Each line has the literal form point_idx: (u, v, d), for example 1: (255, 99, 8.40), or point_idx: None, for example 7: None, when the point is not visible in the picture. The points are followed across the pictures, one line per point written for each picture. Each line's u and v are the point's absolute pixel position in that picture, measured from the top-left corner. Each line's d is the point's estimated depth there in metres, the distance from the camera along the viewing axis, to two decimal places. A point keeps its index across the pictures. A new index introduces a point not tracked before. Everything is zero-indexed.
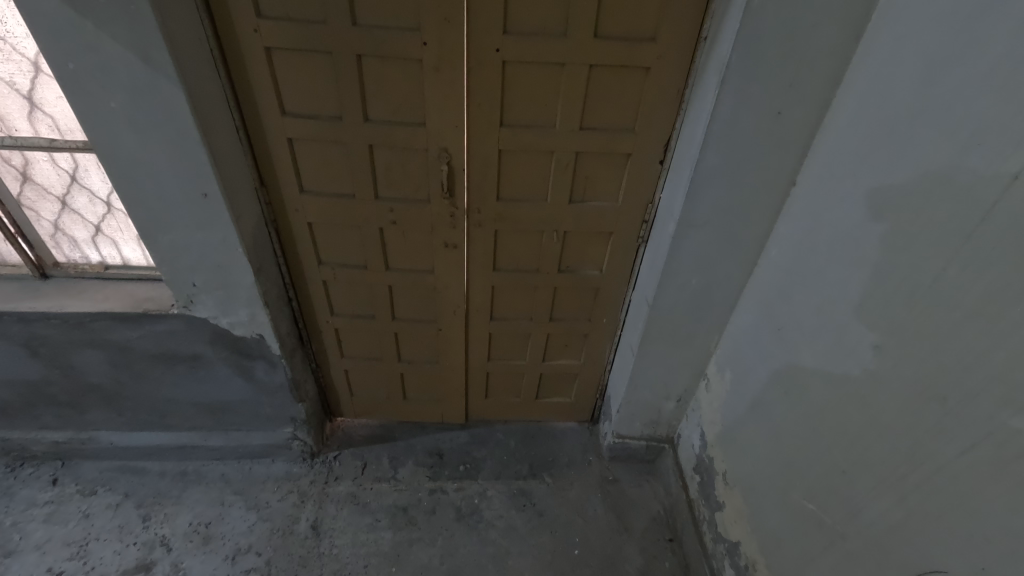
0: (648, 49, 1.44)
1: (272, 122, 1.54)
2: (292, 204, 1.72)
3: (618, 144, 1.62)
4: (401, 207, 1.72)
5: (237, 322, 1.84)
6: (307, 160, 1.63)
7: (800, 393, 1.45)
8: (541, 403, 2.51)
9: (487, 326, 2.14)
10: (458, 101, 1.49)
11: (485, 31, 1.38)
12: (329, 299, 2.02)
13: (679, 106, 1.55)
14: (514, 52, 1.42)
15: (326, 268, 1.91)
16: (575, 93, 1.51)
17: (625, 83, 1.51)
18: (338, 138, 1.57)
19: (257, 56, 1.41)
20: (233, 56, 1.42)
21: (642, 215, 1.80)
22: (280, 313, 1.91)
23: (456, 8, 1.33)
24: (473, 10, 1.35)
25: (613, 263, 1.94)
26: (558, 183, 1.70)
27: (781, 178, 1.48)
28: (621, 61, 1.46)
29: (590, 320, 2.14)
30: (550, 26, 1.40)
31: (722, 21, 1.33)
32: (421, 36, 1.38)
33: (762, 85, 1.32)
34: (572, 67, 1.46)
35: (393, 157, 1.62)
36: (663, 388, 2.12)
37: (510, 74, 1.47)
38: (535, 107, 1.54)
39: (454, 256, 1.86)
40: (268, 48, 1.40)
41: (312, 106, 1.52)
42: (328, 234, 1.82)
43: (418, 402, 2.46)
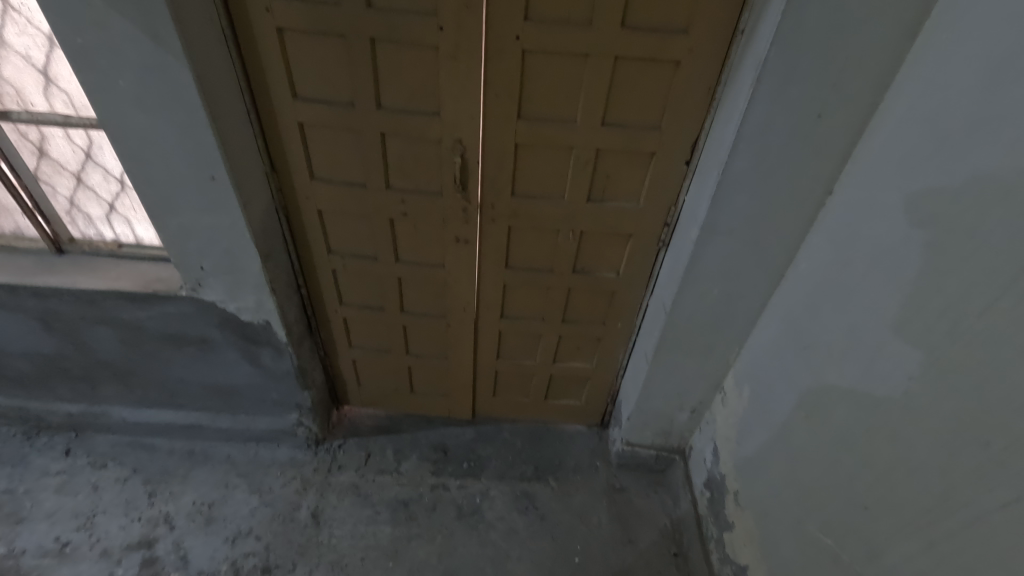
0: (679, 41, 1.34)
1: (283, 106, 1.49)
2: (303, 191, 1.69)
3: (642, 143, 1.53)
4: (412, 199, 1.67)
5: (245, 308, 1.82)
6: (319, 146, 1.59)
7: (823, 418, 1.36)
8: (550, 405, 2.45)
9: (497, 324, 2.09)
10: (475, 92, 1.42)
11: (505, 17, 1.30)
12: (338, 288, 1.99)
13: (709, 106, 1.45)
14: (534, 41, 1.34)
15: (336, 257, 1.88)
16: (597, 87, 1.42)
17: (653, 78, 1.42)
18: (350, 125, 1.52)
19: (269, 37, 1.37)
20: (244, 36, 1.37)
21: (664, 219, 1.71)
22: (288, 300, 1.89)
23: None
24: None
25: (630, 267, 1.86)
26: (576, 181, 1.62)
27: (817, 187, 1.37)
28: (649, 54, 1.37)
29: (605, 324, 2.07)
30: (576, 13, 1.31)
31: (761, 13, 1.23)
32: (437, 20, 1.31)
33: (802, 85, 1.21)
34: (595, 59, 1.37)
35: (406, 147, 1.56)
36: (677, 398, 2.04)
37: (530, 64, 1.39)
38: (554, 100, 1.46)
39: (466, 251, 1.80)
40: (280, 28, 1.35)
41: (324, 91, 1.47)
42: (338, 223, 1.78)
43: (426, 396, 2.43)
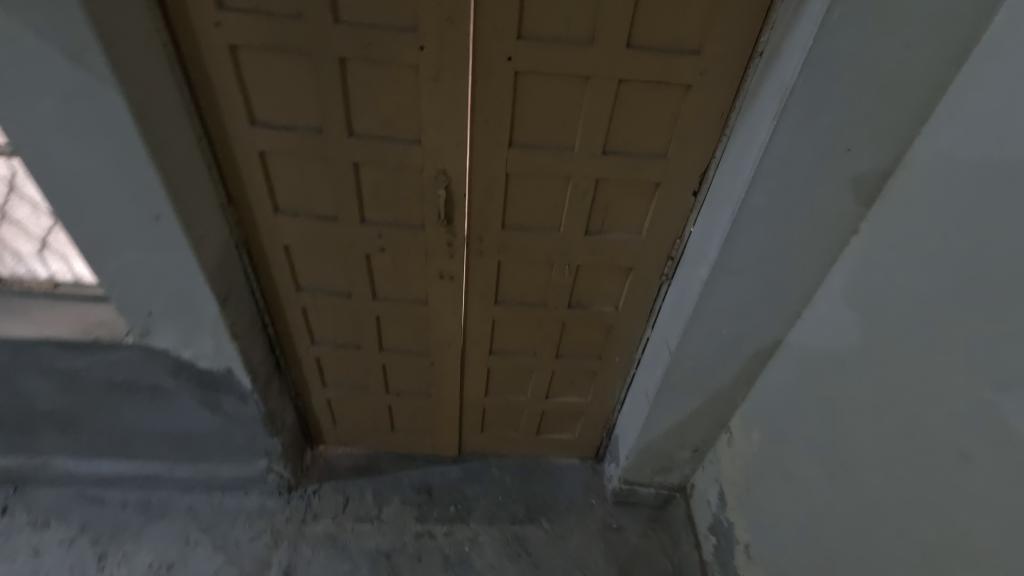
0: (691, 64, 1.20)
1: (240, 132, 1.30)
2: (265, 224, 1.49)
3: (646, 172, 1.38)
4: (390, 233, 1.49)
5: (201, 354, 1.61)
6: (283, 176, 1.40)
7: (850, 481, 1.23)
8: (542, 440, 2.30)
9: (485, 361, 1.92)
10: (461, 118, 1.25)
11: (496, 35, 1.13)
12: (309, 326, 1.80)
13: (722, 133, 1.31)
14: (529, 62, 1.18)
15: (305, 294, 1.68)
16: (598, 113, 1.27)
17: (660, 102, 1.27)
18: (317, 154, 1.33)
19: (220, 55, 1.18)
20: (191, 54, 1.18)
21: (668, 251, 1.57)
22: (251, 343, 1.69)
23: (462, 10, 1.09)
24: (481, 10, 1.10)
25: (630, 301, 1.71)
26: (574, 212, 1.47)
27: (842, 225, 1.24)
28: (656, 77, 1.22)
29: (601, 358, 1.92)
30: (576, 31, 1.15)
31: (785, 35, 1.09)
32: (417, 38, 1.13)
33: (832, 116, 1.08)
34: (597, 82, 1.22)
35: (382, 177, 1.38)
36: (679, 436, 1.90)
37: (523, 88, 1.23)
38: (550, 126, 1.30)
39: (451, 287, 1.63)
40: (233, 45, 1.16)
41: (287, 115, 1.28)
42: (307, 257, 1.59)
43: (408, 434, 2.25)
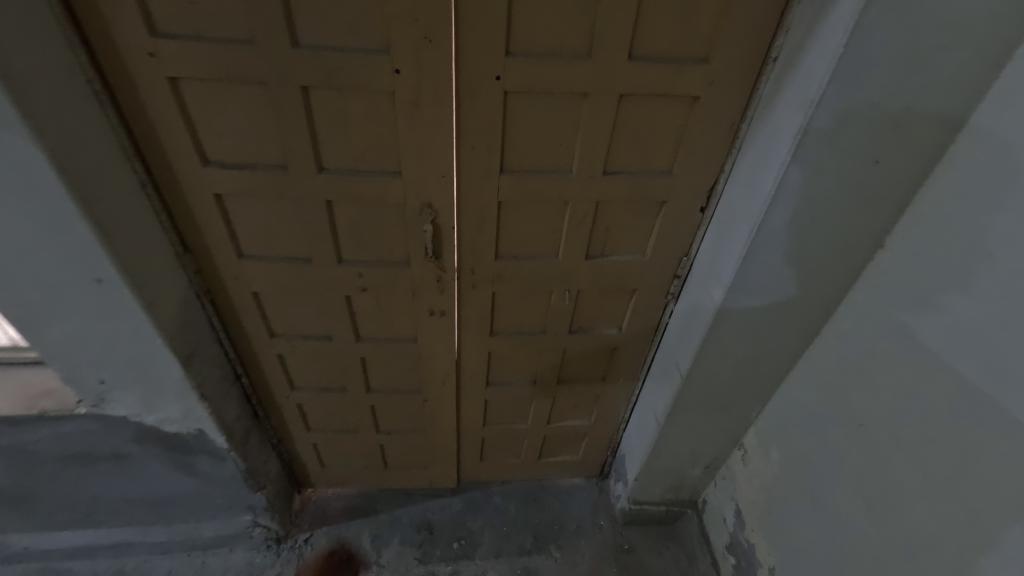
0: (699, 73, 1.08)
1: (191, 174, 1.13)
2: (229, 271, 1.33)
3: (650, 191, 1.27)
4: (372, 272, 1.34)
5: (167, 418, 1.44)
6: (245, 218, 1.23)
7: (892, 513, 1.15)
8: (545, 463, 2.19)
9: (482, 393, 1.79)
10: (445, 146, 1.11)
11: (481, 53, 0.99)
12: (288, 372, 1.64)
13: (731, 145, 1.20)
14: (520, 80, 1.04)
15: (280, 341, 1.52)
16: (597, 131, 1.14)
17: (664, 116, 1.15)
18: (283, 193, 1.17)
19: (159, 90, 1.00)
20: (124, 90, 1.00)
21: (674, 269, 1.47)
22: (224, 399, 1.52)
23: (442, 26, 0.95)
24: (463, 26, 0.95)
25: (634, 322, 1.60)
26: (573, 237, 1.34)
27: (866, 240, 1.15)
28: (660, 90, 1.10)
29: (605, 380, 1.81)
30: (571, 44, 1.02)
31: (803, 40, 0.98)
32: (390, 60, 0.98)
33: (859, 128, 0.98)
34: (596, 99, 1.09)
35: (359, 214, 1.23)
36: (690, 455, 1.82)
37: (514, 108, 1.09)
38: (544, 149, 1.17)
39: (442, 323, 1.49)
40: (173, 77, 0.99)
41: (245, 153, 1.12)
42: (280, 303, 1.43)
43: (403, 470, 2.11)
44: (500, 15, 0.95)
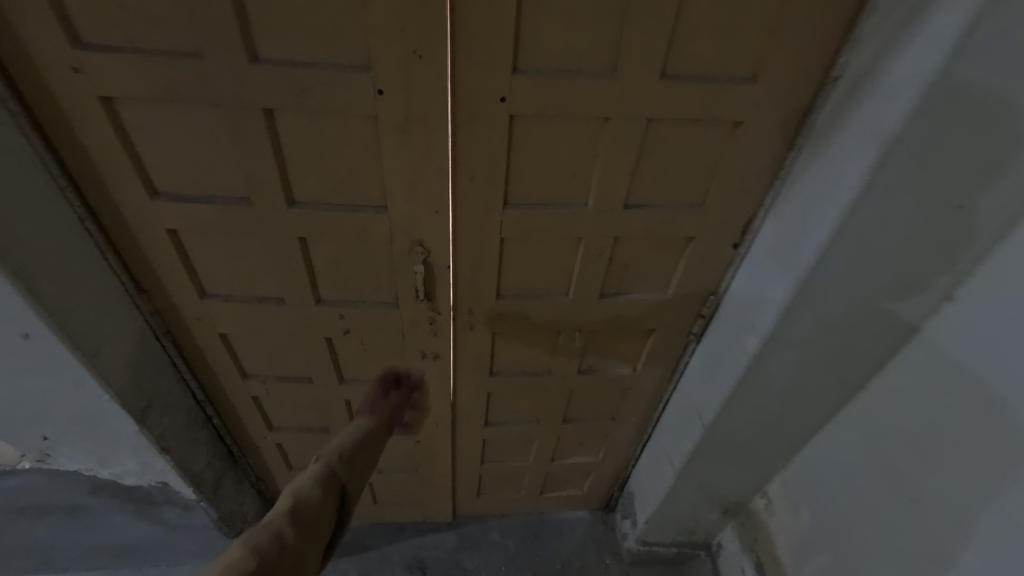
0: (743, 96, 0.90)
1: (138, 207, 0.95)
2: (191, 311, 1.15)
3: (677, 226, 1.10)
4: (355, 313, 1.17)
5: (124, 472, 1.29)
6: (206, 255, 1.06)
7: None
8: (546, 498, 2.04)
9: (480, 432, 1.63)
10: (439, 178, 0.93)
11: (483, 71, 0.81)
12: (264, 413, 1.47)
13: (773, 176, 1.03)
14: (530, 103, 0.86)
15: (254, 382, 1.35)
16: (619, 162, 0.97)
17: (698, 144, 0.97)
18: (248, 229, 1.00)
19: (89, 110, 0.82)
20: (47, 111, 0.82)
21: (698, 309, 1.30)
22: (192, 447, 1.36)
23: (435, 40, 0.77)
24: (461, 39, 0.77)
25: (650, 362, 1.44)
26: (585, 275, 1.17)
27: (932, 292, 0.98)
28: (696, 115, 0.92)
29: (615, 419, 1.65)
30: (592, 60, 0.84)
31: (876, 59, 0.80)
32: (371, 80, 0.80)
33: (942, 168, 0.81)
34: (619, 125, 0.91)
35: (339, 251, 1.06)
36: (706, 501, 1.66)
37: (521, 135, 0.92)
38: (556, 180, 0.99)
39: (435, 366, 1.33)
40: (106, 97, 0.81)
41: (201, 184, 0.94)
42: (251, 343, 1.26)
43: (393, 506, 1.96)
44: (506, 27, 0.77)
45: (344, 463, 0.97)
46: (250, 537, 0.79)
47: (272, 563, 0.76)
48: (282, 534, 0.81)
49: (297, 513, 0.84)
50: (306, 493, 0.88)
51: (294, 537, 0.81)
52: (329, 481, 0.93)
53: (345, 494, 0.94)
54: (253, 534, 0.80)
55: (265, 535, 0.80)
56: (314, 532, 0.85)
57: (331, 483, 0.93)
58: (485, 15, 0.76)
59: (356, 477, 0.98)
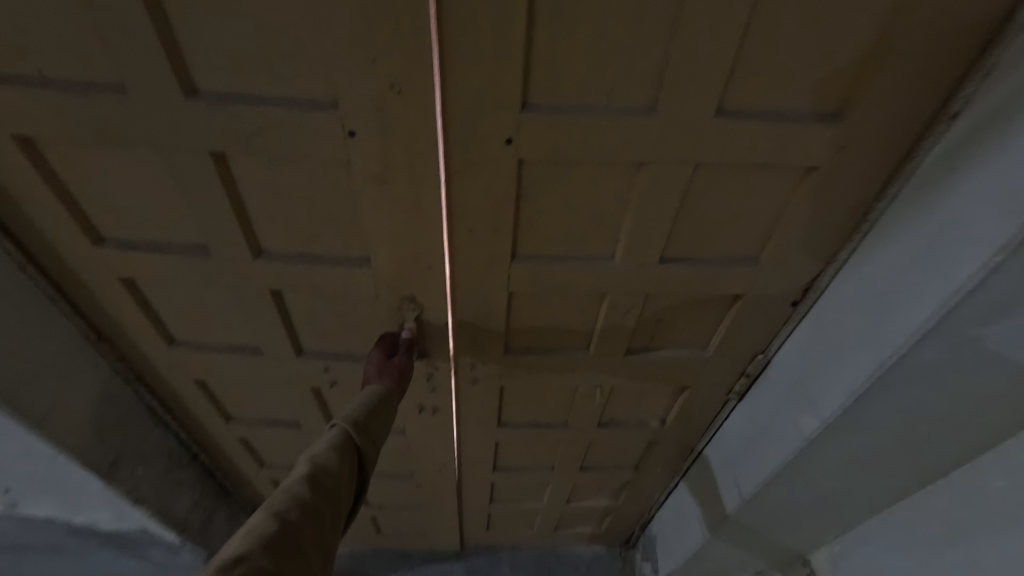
0: (820, 136, 0.70)
1: (82, 257, 0.82)
2: (160, 359, 1.03)
3: (724, 282, 0.90)
4: (342, 366, 1.02)
5: (100, 518, 1.23)
6: (169, 304, 0.92)
7: None
8: (560, 534, 1.89)
9: (488, 477, 1.48)
10: (430, 231, 0.76)
11: (483, 109, 0.63)
12: (253, 453, 1.36)
13: (850, 229, 0.82)
14: (543, 146, 0.68)
15: (238, 426, 1.23)
16: (656, 212, 0.78)
17: (756, 192, 0.77)
18: (211, 280, 0.85)
19: (6, 152, 0.67)
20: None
21: (742, 367, 1.10)
22: (174, 491, 1.26)
23: (419, 71, 0.59)
24: (451, 69, 0.59)
25: (681, 417, 1.26)
26: (610, 331, 0.99)
27: None
28: (756, 158, 0.72)
29: (638, 468, 1.48)
30: (625, 94, 0.65)
31: (1018, 97, 0.59)
32: (340, 120, 0.64)
33: None
34: (657, 171, 0.72)
35: (318, 304, 0.90)
36: (740, 563, 1.48)
37: (533, 181, 0.73)
38: (576, 232, 0.81)
39: (435, 418, 1.18)
40: (22, 136, 0.66)
41: (151, 231, 0.80)
42: (231, 390, 1.12)
43: (397, 537, 1.85)
44: (512, 55, 0.59)
45: (361, 418, 0.74)
46: (268, 505, 0.58)
47: (297, 539, 0.55)
48: (303, 499, 0.59)
49: (317, 476, 0.62)
50: (325, 453, 0.66)
51: (319, 505, 0.60)
52: (347, 439, 0.70)
53: (367, 454, 0.72)
54: (273, 498, 0.59)
55: (287, 502, 0.58)
56: (338, 501, 0.63)
57: (349, 441, 0.70)
58: (483, 40, 0.57)
59: (375, 436, 0.75)
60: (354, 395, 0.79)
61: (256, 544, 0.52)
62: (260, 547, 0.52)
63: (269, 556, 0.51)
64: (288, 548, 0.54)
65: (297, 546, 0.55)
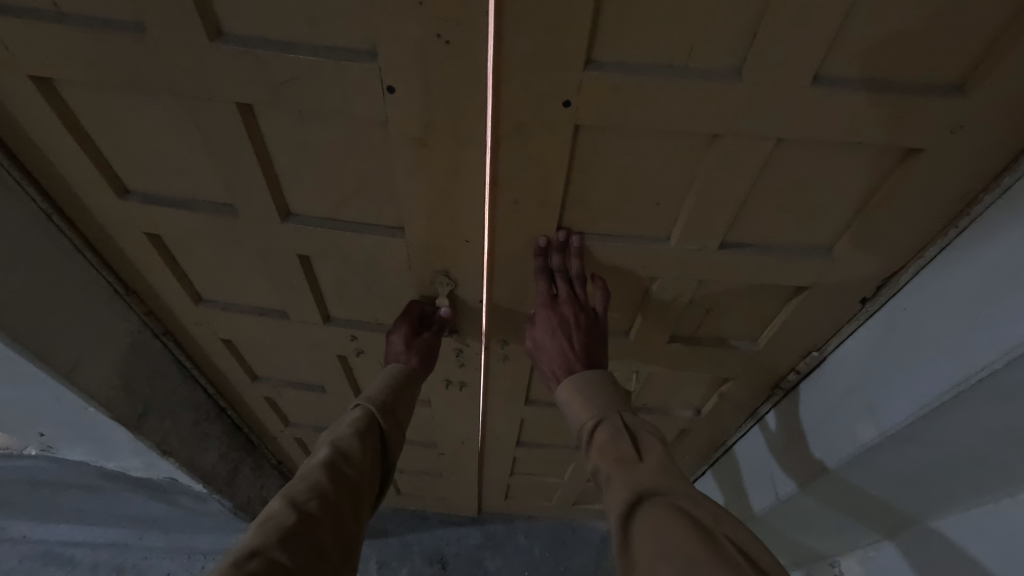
0: (928, 116, 0.60)
1: (109, 211, 0.79)
2: (188, 317, 1.01)
3: (788, 274, 0.82)
4: (368, 336, 0.99)
5: (131, 465, 1.25)
6: (198, 263, 0.89)
7: None
8: (579, 510, 1.89)
9: (511, 451, 1.46)
10: (470, 203, 0.70)
11: (540, 67, 0.55)
12: (279, 412, 1.36)
13: (944, 224, 0.72)
14: (604, 114, 0.60)
15: (264, 386, 1.22)
16: (722, 194, 0.69)
17: (841, 175, 0.68)
18: (238, 241, 0.81)
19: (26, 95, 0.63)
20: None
21: (792, 364, 1.02)
22: (203, 444, 1.27)
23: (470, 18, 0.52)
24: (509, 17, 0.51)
25: (719, 409, 1.19)
26: (654, 317, 0.92)
27: None
28: (850, 137, 0.62)
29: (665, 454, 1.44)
30: (706, 57, 0.56)
31: None
32: (378, 75, 0.57)
33: None
34: (731, 148, 0.64)
35: (347, 271, 0.86)
36: None
37: (588, 152, 0.66)
38: (630, 211, 0.73)
39: (462, 393, 1.14)
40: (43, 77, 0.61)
41: (178, 187, 0.75)
42: (258, 352, 1.11)
43: (417, 499, 1.88)
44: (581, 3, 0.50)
45: (380, 406, 0.79)
46: (289, 492, 0.63)
47: (314, 525, 0.60)
48: (322, 485, 0.64)
49: (337, 464, 0.68)
50: (346, 440, 0.72)
51: (339, 491, 0.65)
52: (367, 426, 0.76)
53: (387, 439, 0.78)
54: (294, 484, 0.64)
55: (306, 488, 0.63)
56: (358, 487, 0.68)
57: (368, 427, 0.75)
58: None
59: (394, 421, 0.80)
60: (375, 381, 0.84)
61: (276, 532, 0.57)
62: (279, 533, 0.57)
63: (287, 544, 0.57)
64: (306, 533, 0.59)
65: (314, 531, 0.60)
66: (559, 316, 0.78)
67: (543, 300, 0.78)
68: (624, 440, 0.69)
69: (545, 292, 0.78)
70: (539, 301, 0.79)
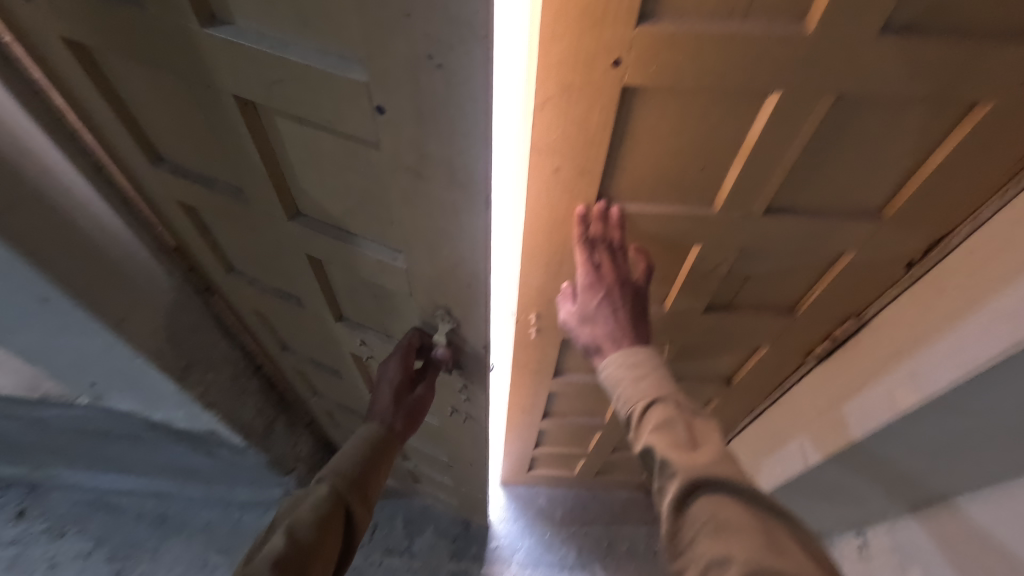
0: (999, 71, 0.57)
1: (146, 174, 0.82)
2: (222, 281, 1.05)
3: (833, 240, 0.80)
4: (375, 341, 1.00)
5: (175, 418, 1.25)
6: (229, 236, 0.90)
7: None
8: (600, 479, 1.94)
9: (536, 424, 1.49)
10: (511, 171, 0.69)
11: (592, 22, 0.54)
12: (307, 381, 1.40)
13: (1006, 179, 0.71)
14: (655, 72, 0.58)
15: (291, 357, 1.26)
16: (772, 156, 0.67)
17: (898, 137, 0.66)
18: (255, 225, 0.83)
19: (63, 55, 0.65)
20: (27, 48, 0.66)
21: (828, 330, 1.02)
22: (245, 402, 1.33)
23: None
24: None
25: (750, 378, 1.20)
26: (691, 287, 0.92)
27: None
28: (914, 95, 0.60)
29: None
30: (765, 11, 0.53)
31: None
32: (367, 91, 0.52)
33: None
34: (786, 108, 0.62)
35: (353, 279, 0.87)
36: None
37: (635, 112, 0.64)
38: (672, 176, 0.72)
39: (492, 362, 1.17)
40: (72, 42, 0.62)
41: (202, 161, 0.76)
42: (281, 326, 1.13)
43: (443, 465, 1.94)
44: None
45: (348, 480, 0.79)
46: None
47: None
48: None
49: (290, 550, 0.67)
50: (303, 523, 0.71)
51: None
52: (332, 505, 0.76)
53: (354, 517, 0.78)
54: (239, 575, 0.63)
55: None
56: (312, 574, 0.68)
57: (332, 503, 0.76)
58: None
59: (365, 495, 0.81)
60: (346, 448, 0.85)
61: None
62: None
63: None
64: None
65: None
66: (603, 286, 0.74)
67: (590, 276, 0.74)
68: (678, 425, 0.63)
69: (591, 270, 0.75)
70: (582, 270, 0.75)
